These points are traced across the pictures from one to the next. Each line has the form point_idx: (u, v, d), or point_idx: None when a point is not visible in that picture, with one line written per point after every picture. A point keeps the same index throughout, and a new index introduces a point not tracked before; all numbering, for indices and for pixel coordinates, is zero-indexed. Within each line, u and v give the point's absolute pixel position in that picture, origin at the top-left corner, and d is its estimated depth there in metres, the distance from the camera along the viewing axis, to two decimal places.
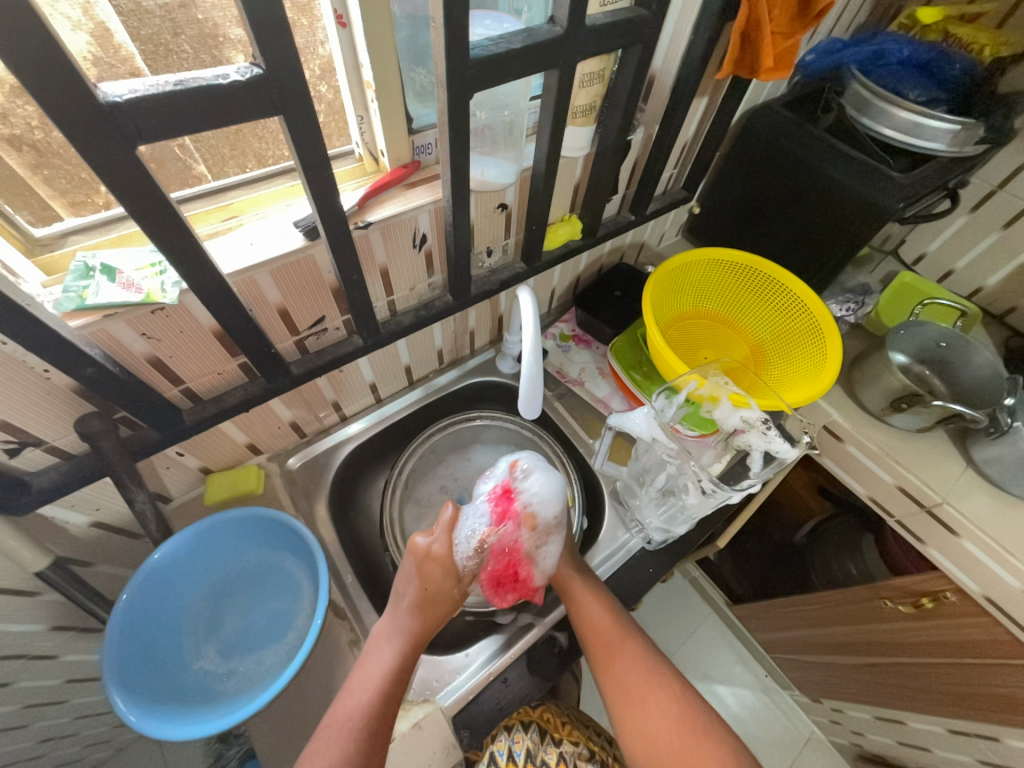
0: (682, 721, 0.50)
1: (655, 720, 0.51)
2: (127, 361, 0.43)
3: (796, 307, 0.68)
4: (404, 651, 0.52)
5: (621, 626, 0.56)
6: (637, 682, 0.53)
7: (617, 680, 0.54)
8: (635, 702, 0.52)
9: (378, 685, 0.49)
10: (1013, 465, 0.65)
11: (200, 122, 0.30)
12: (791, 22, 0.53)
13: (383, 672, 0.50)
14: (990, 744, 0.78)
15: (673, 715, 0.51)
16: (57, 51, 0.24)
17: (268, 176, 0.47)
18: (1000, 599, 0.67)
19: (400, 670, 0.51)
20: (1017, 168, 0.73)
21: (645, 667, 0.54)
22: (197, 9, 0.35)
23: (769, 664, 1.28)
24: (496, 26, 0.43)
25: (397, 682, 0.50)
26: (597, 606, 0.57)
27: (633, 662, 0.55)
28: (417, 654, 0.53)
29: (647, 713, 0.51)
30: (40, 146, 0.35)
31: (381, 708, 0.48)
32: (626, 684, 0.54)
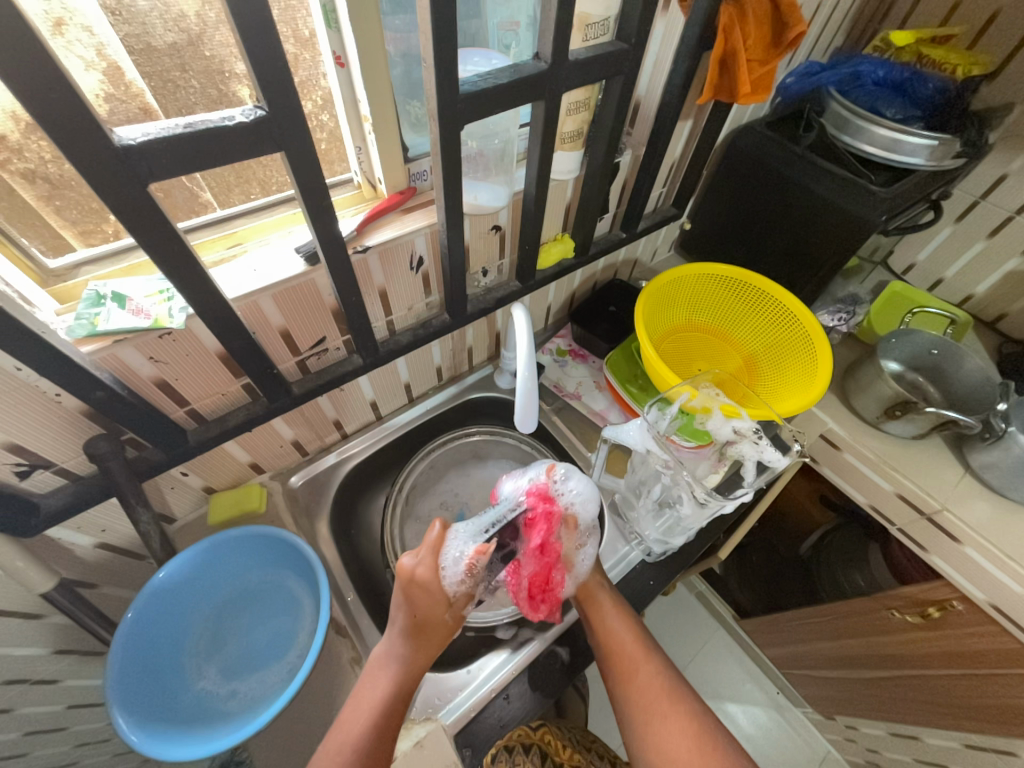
0: (699, 738, 0.50)
1: (672, 736, 0.50)
2: (135, 383, 0.44)
3: (785, 318, 0.70)
4: (401, 678, 0.52)
5: (642, 643, 0.56)
6: (656, 698, 0.53)
7: (636, 694, 0.54)
8: (654, 716, 0.52)
9: (375, 711, 0.49)
10: (1010, 471, 0.66)
11: (207, 160, 0.32)
12: (767, 49, 0.56)
13: (380, 698, 0.50)
14: (1008, 759, 0.76)
15: (691, 733, 0.50)
16: (76, 100, 0.26)
17: (271, 204, 0.50)
18: (1006, 607, 0.66)
19: (397, 696, 0.51)
20: (998, 178, 0.75)
21: (665, 684, 0.54)
22: (205, 46, 0.38)
23: (780, 680, 1.25)
24: (485, 61, 0.46)
25: (394, 710, 0.50)
26: (622, 623, 0.57)
27: (654, 677, 0.55)
28: (415, 683, 0.53)
29: (665, 728, 0.51)
30: (53, 179, 0.38)
31: (379, 733, 0.47)
32: (646, 696, 0.53)
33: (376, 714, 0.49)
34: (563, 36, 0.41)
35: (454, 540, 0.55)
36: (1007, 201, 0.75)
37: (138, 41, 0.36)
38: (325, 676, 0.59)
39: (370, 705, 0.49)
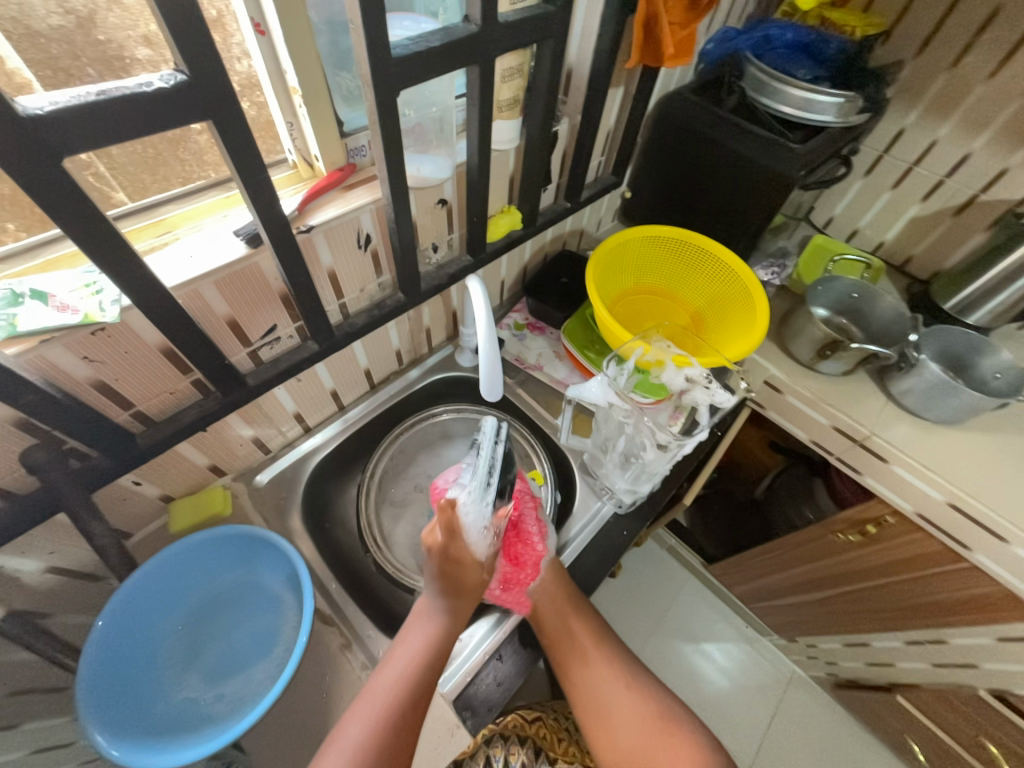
0: (653, 707, 0.59)
1: (631, 710, 0.58)
2: (70, 387, 0.41)
3: (724, 272, 0.74)
4: (441, 632, 0.54)
5: (599, 633, 0.63)
6: (616, 680, 0.60)
7: (597, 682, 0.60)
8: (616, 696, 0.59)
9: (410, 667, 0.51)
10: (924, 393, 0.74)
11: (125, 131, 0.30)
12: (686, 13, 0.59)
13: (415, 654, 0.52)
14: (941, 648, 0.86)
15: (648, 701, 0.59)
16: None
17: (200, 190, 0.47)
18: (930, 513, 0.75)
19: (439, 649, 0.53)
20: (897, 133, 0.83)
21: (622, 664, 0.62)
22: (98, 30, 0.35)
23: (748, 615, 1.35)
24: (415, 26, 0.45)
25: (435, 664, 0.52)
26: (584, 620, 0.61)
27: (611, 661, 0.62)
28: (456, 634, 0.55)
29: (626, 704, 0.59)
30: None
31: (422, 684, 0.51)
32: (606, 679, 0.60)
33: (414, 673, 0.51)
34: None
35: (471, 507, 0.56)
36: (906, 152, 0.83)
37: (14, 25, 0.32)
38: (316, 667, 0.58)
39: (408, 660, 0.52)
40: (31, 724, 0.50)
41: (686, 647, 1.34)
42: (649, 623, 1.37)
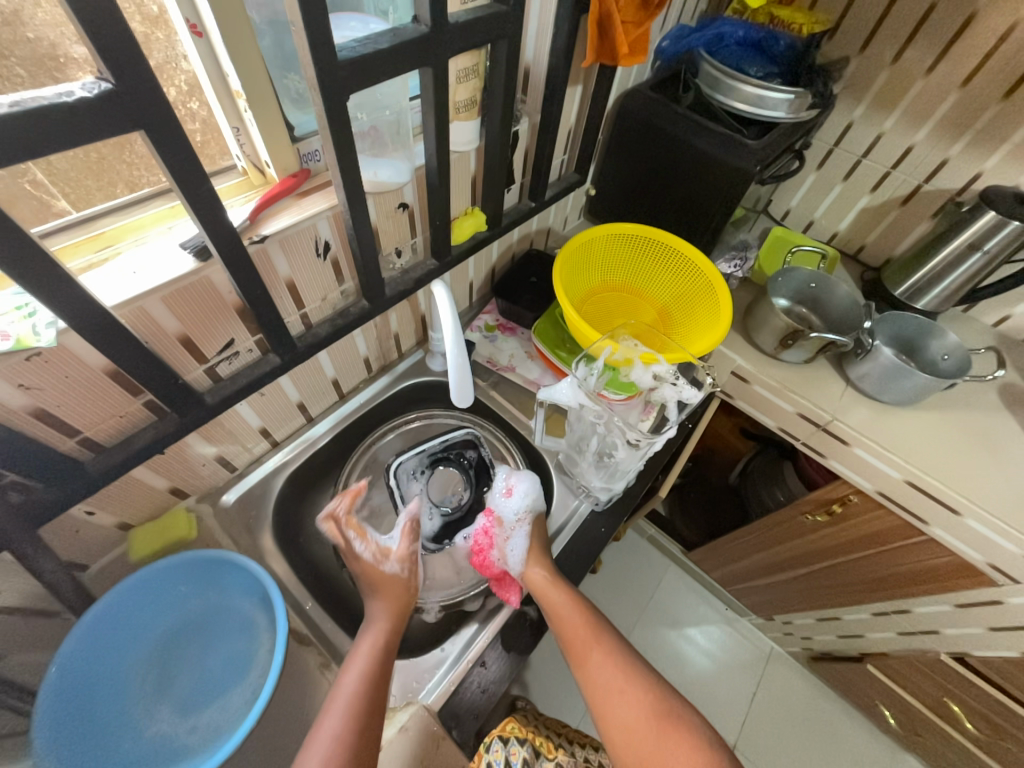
0: (650, 713, 0.51)
1: (627, 710, 0.52)
2: (5, 417, 0.39)
3: (688, 267, 0.76)
4: (380, 646, 0.52)
5: (594, 624, 0.58)
6: (612, 678, 0.54)
7: (592, 676, 0.55)
8: (611, 692, 0.54)
9: (358, 688, 0.48)
10: (880, 378, 0.77)
11: (48, 144, 0.28)
12: (638, 12, 0.59)
13: (359, 676, 0.49)
14: (906, 616, 0.91)
15: (647, 703, 0.52)
16: None
17: (141, 200, 0.44)
18: (890, 490, 0.79)
19: (381, 666, 0.50)
20: (845, 126, 0.86)
21: (619, 663, 0.55)
22: (25, 27, 0.33)
23: (727, 598, 1.39)
24: (362, 27, 0.44)
25: (381, 680, 0.49)
26: (571, 605, 0.57)
27: (607, 655, 0.56)
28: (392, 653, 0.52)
29: (621, 703, 0.53)
30: None
31: (375, 694, 0.48)
32: (603, 673, 0.55)
33: (366, 692, 0.48)
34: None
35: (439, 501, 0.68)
36: (854, 146, 0.86)
37: None
38: (298, 687, 0.57)
39: (354, 683, 0.48)
40: None
41: (670, 633, 1.37)
42: (633, 612, 1.40)
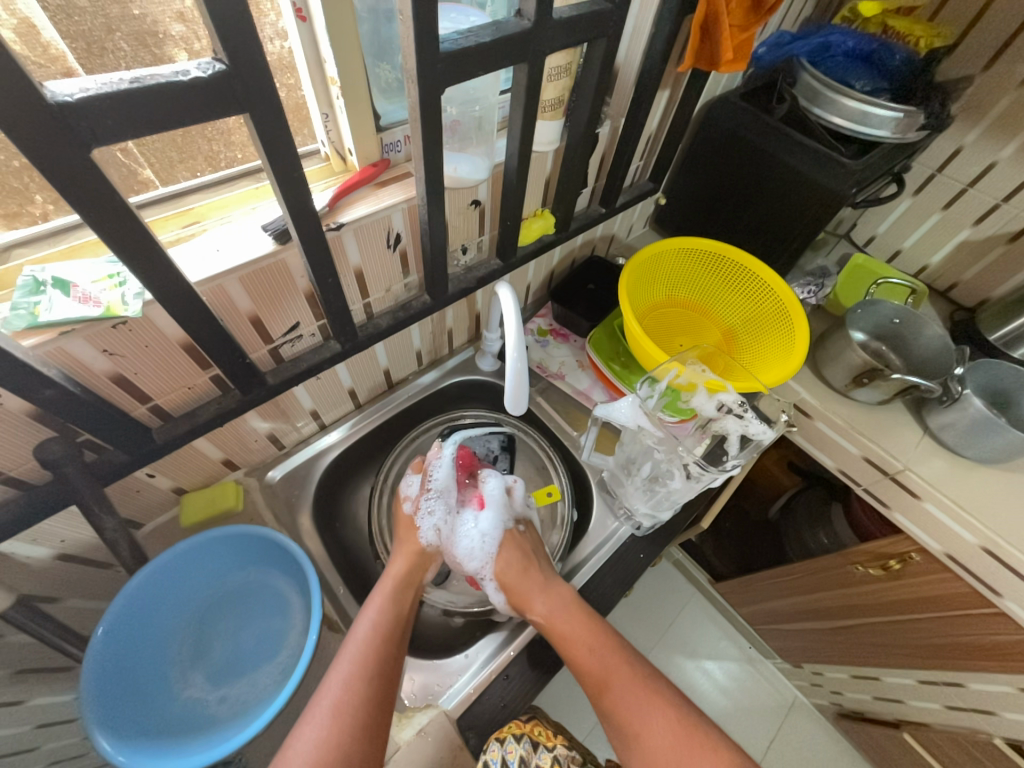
0: (676, 747, 0.48)
1: (651, 743, 0.49)
2: (87, 379, 0.40)
3: (763, 292, 0.71)
4: (402, 599, 0.56)
5: (607, 648, 0.54)
6: (630, 710, 0.51)
7: (611, 707, 0.52)
8: (638, 720, 0.51)
9: (375, 637, 0.51)
10: (965, 431, 0.70)
11: (159, 121, 0.28)
12: (747, 14, 0.55)
13: (378, 622, 0.53)
14: (957, 690, 0.82)
15: (670, 734, 0.49)
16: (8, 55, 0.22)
17: (226, 180, 0.45)
18: (960, 555, 0.71)
19: (395, 619, 0.54)
20: (954, 151, 0.78)
21: (642, 698, 0.52)
22: (133, 4, 0.33)
23: (751, 636, 1.32)
24: (463, 18, 0.43)
25: (394, 629, 0.53)
26: (575, 623, 0.55)
27: (625, 679, 0.53)
28: (409, 605, 0.56)
29: (641, 737, 0.50)
30: None
31: (385, 641, 0.51)
32: (623, 704, 0.52)
33: (378, 641, 0.51)
34: None
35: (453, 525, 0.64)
36: (961, 173, 0.78)
37: None
38: (323, 669, 0.59)
39: (370, 630, 0.52)
40: (35, 702, 0.50)
41: (686, 663, 1.32)
42: (650, 636, 1.35)
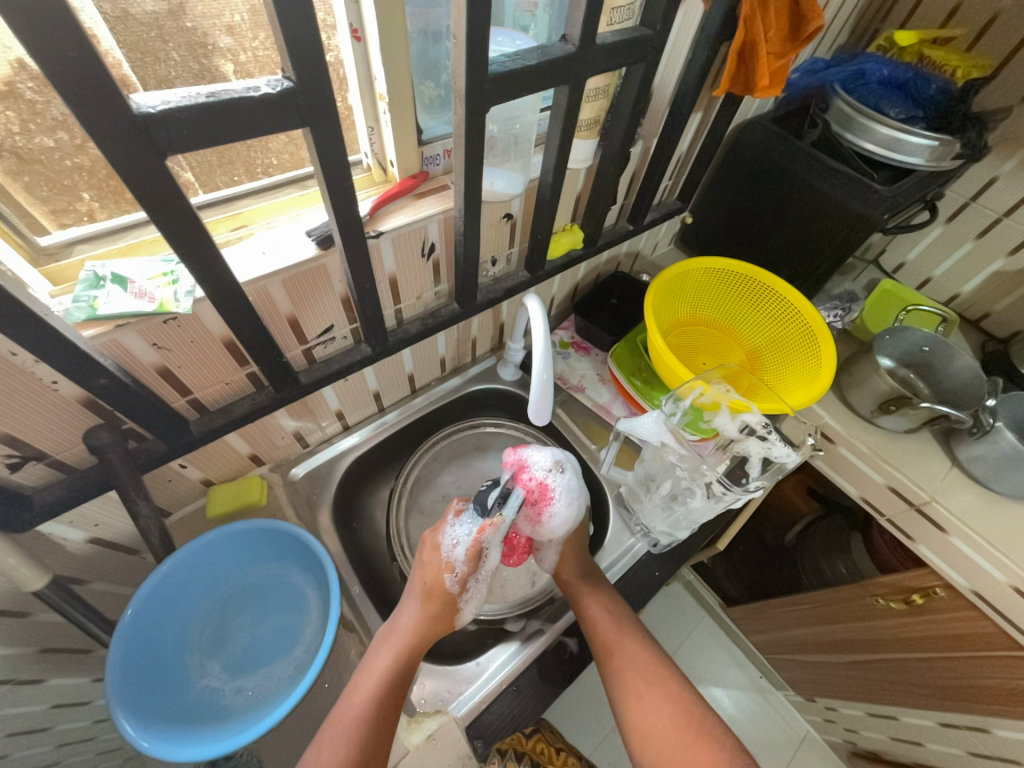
0: (675, 713, 0.53)
1: (652, 717, 0.53)
2: (136, 370, 0.42)
3: (790, 314, 0.71)
4: (407, 654, 0.53)
5: (621, 624, 0.58)
6: (638, 674, 0.56)
7: (618, 674, 0.56)
8: (644, 686, 0.55)
9: (376, 692, 0.50)
10: (996, 464, 0.68)
11: (230, 133, 0.30)
12: (784, 42, 0.56)
13: (381, 679, 0.51)
14: (981, 736, 0.79)
15: (667, 712, 0.53)
16: (104, 72, 0.25)
17: (275, 185, 0.47)
18: (988, 593, 0.68)
19: (398, 686, 0.51)
20: (989, 181, 0.77)
21: (647, 678, 0.56)
22: (186, 17, 0.35)
23: (762, 665, 1.29)
24: (510, 42, 0.45)
25: (394, 692, 0.50)
26: (604, 608, 0.58)
27: (636, 649, 0.57)
28: (411, 667, 0.53)
29: (641, 709, 0.54)
30: (23, 152, 0.34)
31: (381, 707, 0.49)
32: (631, 669, 0.56)
33: (375, 705, 0.49)
34: (592, 18, 0.40)
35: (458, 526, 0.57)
36: (997, 203, 0.77)
37: (113, 6, 0.33)
38: (336, 667, 0.59)
39: (371, 685, 0.50)
40: (54, 681, 0.52)
41: None
42: None
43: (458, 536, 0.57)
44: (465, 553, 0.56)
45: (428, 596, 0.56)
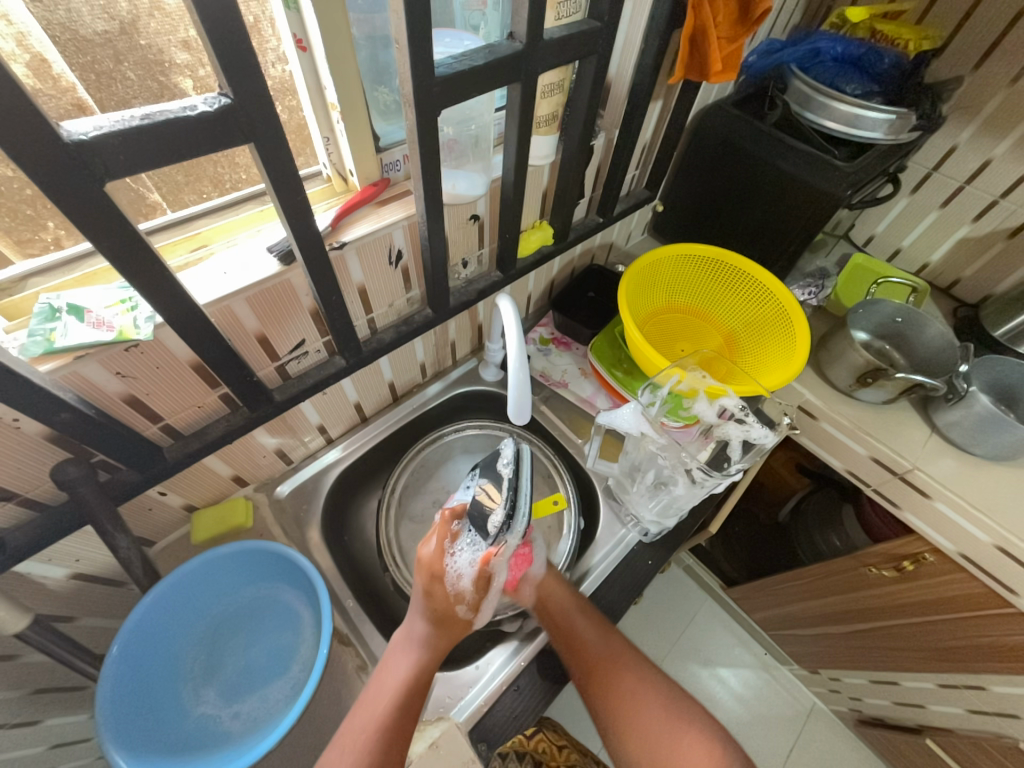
0: (662, 707, 0.55)
1: (642, 714, 0.55)
2: (101, 401, 0.42)
3: (762, 295, 0.72)
4: (426, 662, 0.54)
5: (606, 633, 0.58)
6: (625, 678, 0.57)
7: (607, 681, 0.57)
8: (631, 689, 0.57)
9: (397, 697, 0.51)
10: (972, 428, 0.69)
11: (171, 153, 0.30)
12: (734, 26, 0.56)
13: (403, 683, 0.52)
14: (978, 694, 0.81)
15: (656, 705, 0.55)
16: (26, 101, 0.24)
17: (235, 203, 0.47)
18: (974, 554, 0.70)
19: (417, 692, 0.52)
20: (948, 150, 0.78)
21: (637, 676, 0.58)
22: (139, 35, 0.34)
23: (767, 641, 1.30)
24: (457, 43, 0.44)
25: (414, 698, 0.52)
26: (586, 623, 0.57)
27: (622, 653, 0.58)
28: (434, 667, 0.55)
29: (634, 709, 0.55)
30: None
31: (400, 714, 0.50)
32: (618, 676, 0.57)
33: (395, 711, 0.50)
34: (538, 14, 0.40)
35: (460, 552, 0.56)
36: (957, 171, 0.79)
37: (61, 29, 0.32)
38: (335, 683, 0.59)
39: (391, 695, 0.51)
40: (50, 721, 0.51)
41: (701, 671, 1.30)
42: (664, 645, 1.33)
43: (461, 566, 0.56)
44: (473, 581, 0.56)
45: (439, 622, 0.56)
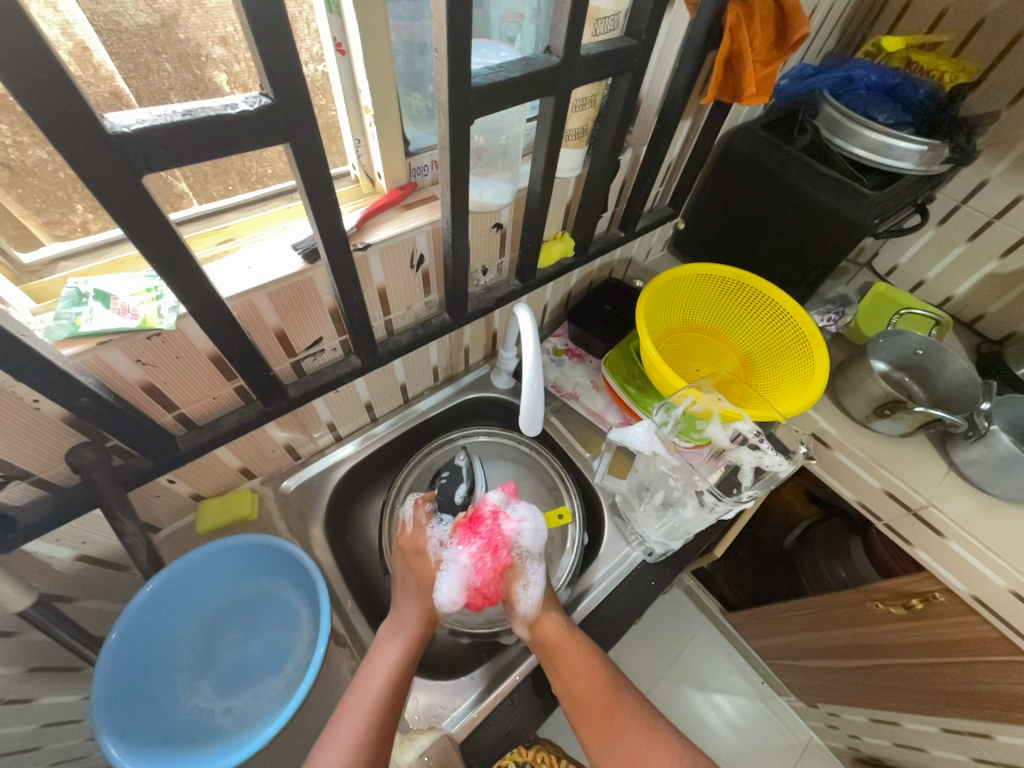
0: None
1: None
2: (120, 387, 0.42)
3: (782, 320, 0.71)
4: (414, 642, 0.54)
5: (614, 684, 0.55)
6: (638, 737, 0.52)
7: (617, 739, 0.52)
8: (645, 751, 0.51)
9: (391, 674, 0.51)
10: (992, 468, 0.67)
11: (208, 148, 0.30)
12: (769, 50, 0.56)
13: (398, 657, 0.53)
14: (983, 742, 0.78)
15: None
16: (71, 92, 0.24)
17: (263, 199, 0.47)
18: (987, 597, 0.68)
19: (407, 672, 0.52)
20: (979, 183, 0.77)
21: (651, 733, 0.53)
22: (179, 29, 0.35)
23: (764, 670, 1.28)
24: (494, 54, 0.45)
25: (406, 677, 0.52)
26: (590, 663, 0.54)
27: (634, 707, 0.54)
28: (424, 641, 0.56)
29: None
30: (14, 165, 0.34)
31: (393, 695, 0.50)
32: (629, 737, 0.52)
33: (389, 693, 0.50)
34: (576, 30, 0.40)
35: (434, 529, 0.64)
36: (987, 206, 0.77)
37: (104, 18, 0.32)
38: (328, 682, 0.59)
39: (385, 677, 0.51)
40: (45, 700, 0.51)
41: (695, 695, 1.27)
42: (658, 667, 1.31)
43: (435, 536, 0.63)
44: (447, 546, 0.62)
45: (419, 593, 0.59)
